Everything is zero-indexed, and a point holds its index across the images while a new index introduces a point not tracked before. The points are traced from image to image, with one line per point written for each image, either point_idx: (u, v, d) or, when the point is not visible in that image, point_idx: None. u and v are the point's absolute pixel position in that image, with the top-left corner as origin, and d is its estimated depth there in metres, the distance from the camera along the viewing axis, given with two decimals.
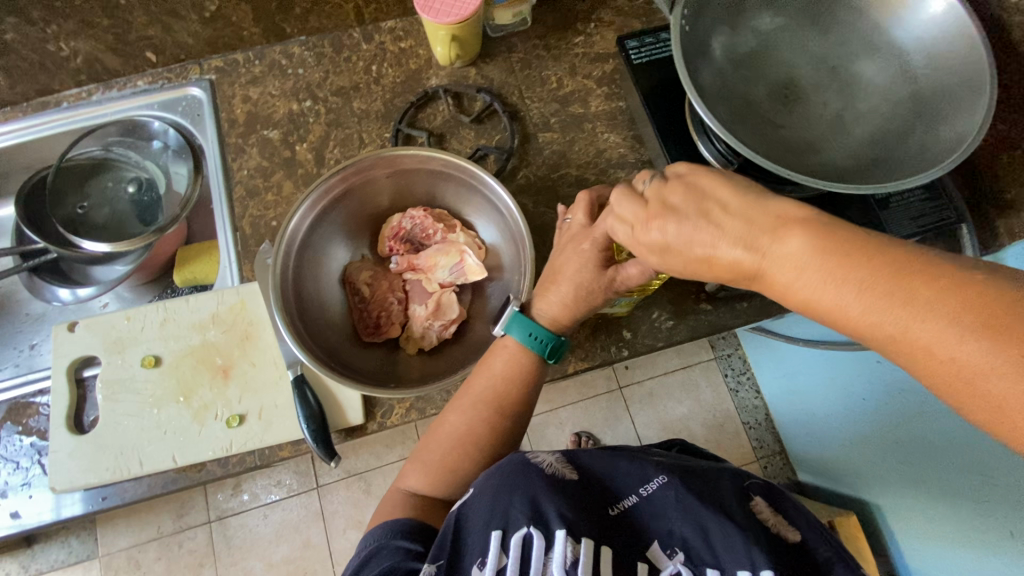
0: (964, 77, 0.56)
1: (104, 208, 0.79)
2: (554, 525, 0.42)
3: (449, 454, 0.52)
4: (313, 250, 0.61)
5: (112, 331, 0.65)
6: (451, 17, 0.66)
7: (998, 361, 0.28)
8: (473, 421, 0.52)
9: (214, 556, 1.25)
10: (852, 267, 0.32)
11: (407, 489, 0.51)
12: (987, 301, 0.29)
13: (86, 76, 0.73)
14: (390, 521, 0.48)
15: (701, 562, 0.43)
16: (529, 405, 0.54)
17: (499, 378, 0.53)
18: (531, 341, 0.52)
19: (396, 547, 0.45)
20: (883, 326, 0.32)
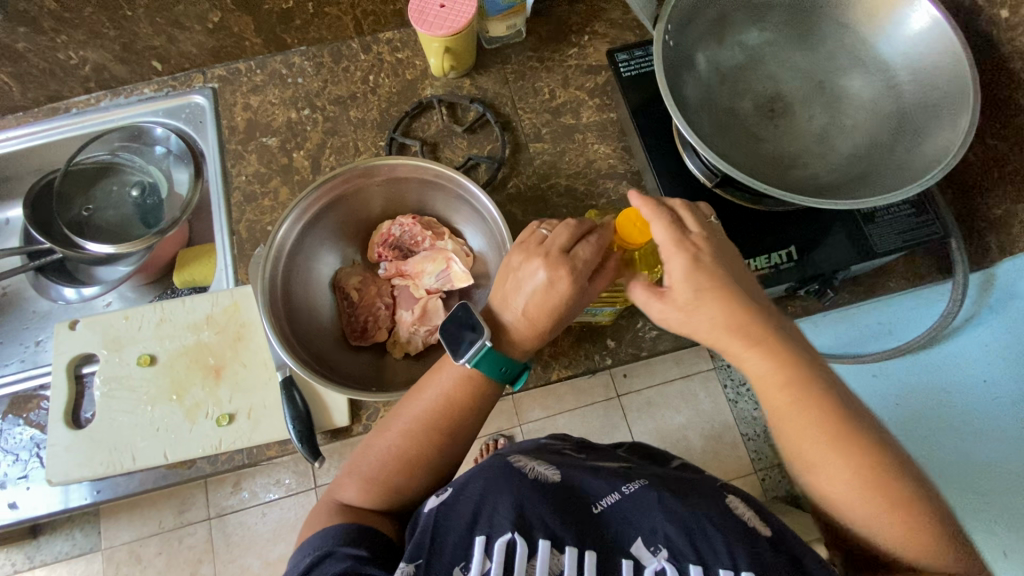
0: (948, 93, 0.56)
1: (109, 211, 0.82)
2: (540, 535, 0.43)
3: (391, 474, 0.50)
4: (304, 255, 0.63)
5: (110, 329, 0.67)
6: (443, 30, 0.67)
7: (863, 493, 0.41)
8: (419, 435, 0.51)
9: (213, 552, 1.28)
10: (802, 392, 0.43)
11: (343, 501, 0.50)
12: (876, 456, 0.41)
13: (94, 83, 0.76)
14: (330, 527, 0.46)
15: (684, 558, 0.43)
16: (479, 419, 0.52)
17: (451, 403, 0.51)
18: (498, 374, 0.50)
19: (346, 554, 0.43)
20: (809, 438, 0.42)
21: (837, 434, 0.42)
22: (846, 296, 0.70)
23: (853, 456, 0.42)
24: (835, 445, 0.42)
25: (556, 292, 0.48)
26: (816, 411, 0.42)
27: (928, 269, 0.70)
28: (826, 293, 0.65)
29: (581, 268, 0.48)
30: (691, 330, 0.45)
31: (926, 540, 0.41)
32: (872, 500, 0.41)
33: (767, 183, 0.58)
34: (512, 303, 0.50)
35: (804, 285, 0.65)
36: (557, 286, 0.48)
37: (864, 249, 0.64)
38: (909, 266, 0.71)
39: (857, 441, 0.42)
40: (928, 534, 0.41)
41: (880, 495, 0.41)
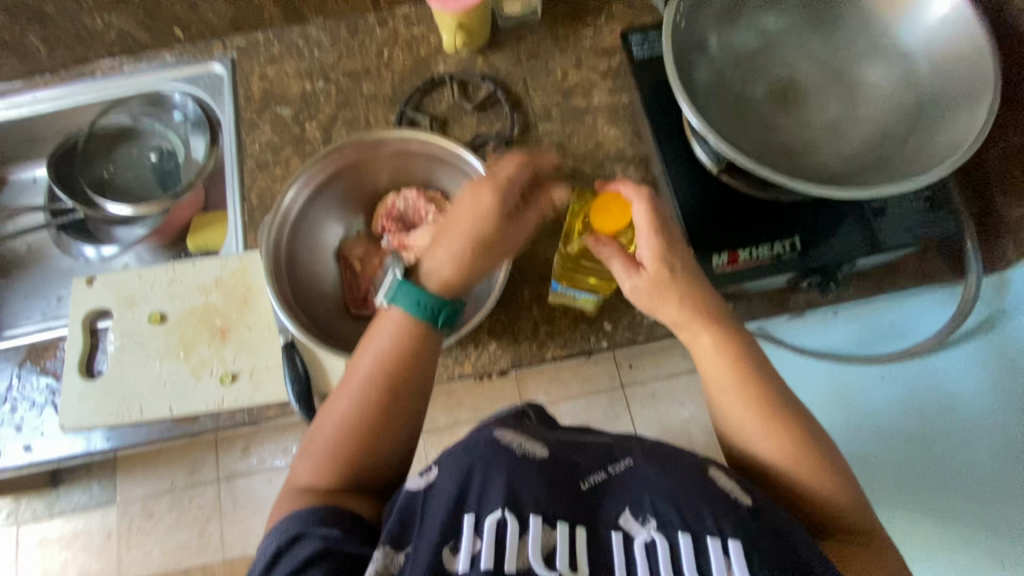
0: (967, 82, 0.54)
1: (128, 173, 0.86)
2: (529, 510, 0.43)
3: (342, 445, 0.49)
4: (309, 223, 0.65)
5: (125, 287, 0.69)
6: (456, 5, 0.67)
7: (791, 459, 0.48)
8: (358, 401, 0.50)
9: (221, 513, 1.32)
10: (734, 368, 0.51)
11: (299, 485, 0.48)
12: (798, 427, 0.49)
13: (118, 49, 0.79)
14: (300, 511, 0.45)
15: (672, 527, 0.43)
16: (425, 372, 0.52)
17: (388, 356, 0.51)
18: (416, 309, 0.52)
19: (321, 535, 0.43)
20: (743, 410, 0.50)
21: (766, 411, 0.50)
22: (852, 291, 0.68)
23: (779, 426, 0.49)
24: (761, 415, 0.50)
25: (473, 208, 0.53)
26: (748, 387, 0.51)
27: (941, 267, 0.68)
28: (828, 287, 0.63)
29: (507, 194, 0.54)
30: (658, 312, 0.54)
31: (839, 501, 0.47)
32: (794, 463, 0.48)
33: (772, 170, 0.57)
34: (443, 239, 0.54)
35: (806, 276, 0.63)
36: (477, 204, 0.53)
37: (870, 243, 0.62)
38: (919, 263, 0.68)
39: (781, 413, 0.50)
40: (844, 493, 0.48)
41: (803, 462, 0.48)
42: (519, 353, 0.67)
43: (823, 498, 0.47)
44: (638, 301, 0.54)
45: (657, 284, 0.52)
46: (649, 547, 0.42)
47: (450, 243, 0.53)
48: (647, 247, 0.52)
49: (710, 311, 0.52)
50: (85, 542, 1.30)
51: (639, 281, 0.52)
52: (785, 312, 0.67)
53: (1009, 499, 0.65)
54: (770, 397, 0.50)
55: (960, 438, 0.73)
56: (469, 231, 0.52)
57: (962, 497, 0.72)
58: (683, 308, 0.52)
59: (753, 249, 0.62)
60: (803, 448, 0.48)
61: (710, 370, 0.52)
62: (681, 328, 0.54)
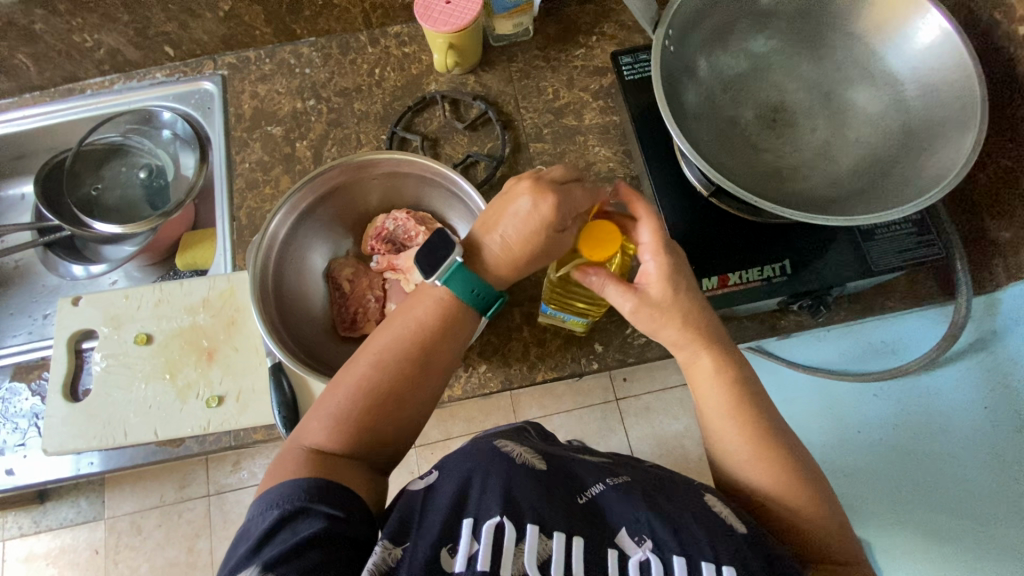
0: (954, 109, 0.54)
1: (117, 191, 0.85)
2: (527, 520, 0.42)
3: (361, 411, 0.47)
4: (298, 245, 0.64)
5: (111, 307, 0.69)
6: (448, 26, 0.67)
7: (778, 485, 0.48)
8: (386, 370, 0.49)
9: (210, 528, 1.31)
10: (726, 389, 0.51)
11: (308, 445, 0.46)
12: (787, 453, 0.49)
13: (109, 66, 0.78)
14: (305, 478, 0.42)
15: (667, 549, 0.42)
16: (455, 354, 0.52)
17: (425, 331, 0.50)
18: (471, 297, 0.50)
19: (320, 513, 0.41)
20: (734, 433, 0.50)
21: (756, 434, 0.50)
22: (844, 313, 0.68)
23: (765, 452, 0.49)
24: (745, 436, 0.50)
25: (540, 220, 0.48)
26: (737, 409, 0.51)
27: (930, 289, 0.68)
28: (819, 309, 0.63)
29: (568, 206, 0.49)
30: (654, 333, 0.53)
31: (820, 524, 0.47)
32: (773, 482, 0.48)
33: (762, 195, 0.57)
34: (495, 225, 0.51)
35: (796, 299, 0.63)
36: (547, 216, 0.48)
37: (862, 266, 0.62)
38: (909, 285, 0.69)
39: (772, 439, 0.49)
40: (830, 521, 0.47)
41: (790, 489, 0.48)
42: (509, 376, 0.66)
43: (806, 523, 0.47)
44: (640, 322, 0.53)
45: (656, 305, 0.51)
46: (644, 565, 0.41)
47: (505, 242, 0.50)
48: (650, 265, 0.51)
49: (708, 331, 0.52)
50: (72, 559, 1.29)
51: (643, 302, 0.51)
52: (776, 334, 0.67)
53: (1001, 520, 0.65)
54: (762, 422, 0.50)
55: (952, 458, 0.73)
56: (528, 240, 0.49)
57: (954, 516, 0.71)
58: (682, 331, 0.52)
59: (743, 272, 0.62)
60: (788, 470, 0.48)
61: (701, 389, 0.52)
62: (679, 350, 0.53)
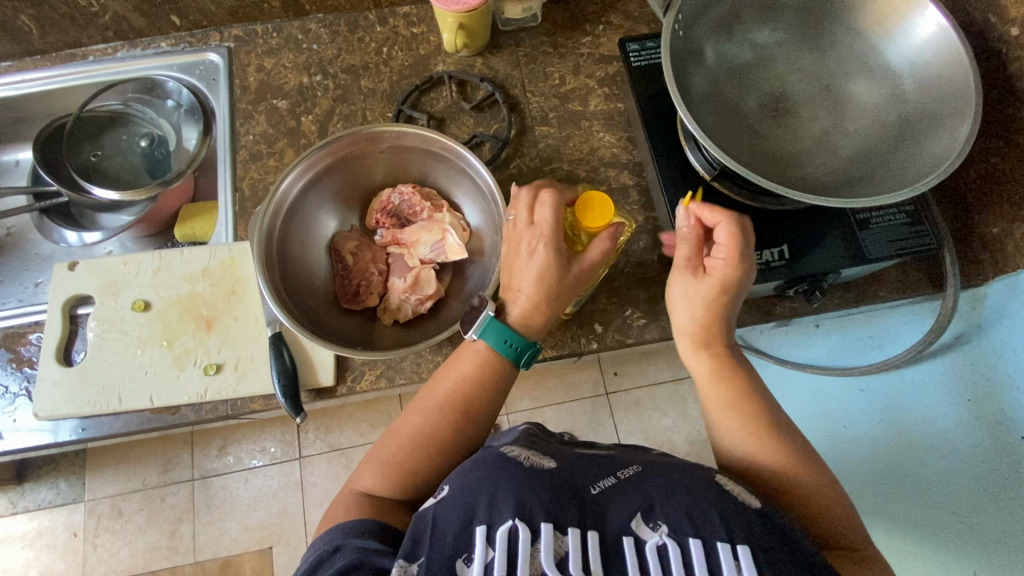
0: (950, 102, 0.56)
1: (117, 159, 0.84)
2: (540, 519, 0.42)
3: (408, 456, 0.52)
4: (303, 214, 0.64)
5: (108, 273, 0.68)
6: (459, 6, 0.68)
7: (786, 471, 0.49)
8: (436, 422, 0.53)
9: (194, 513, 1.29)
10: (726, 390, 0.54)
11: (362, 491, 0.51)
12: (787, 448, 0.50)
13: (113, 33, 0.78)
14: (349, 522, 0.47)
15: (681, 531, 0.43)
16: (497, 407, 0.55)
17: (465, 383, 0.54)
18: (506, 348, 0.54)
19: (356, 547, 0.44)
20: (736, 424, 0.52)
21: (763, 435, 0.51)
22: (837, 303, 0.70)
23: (774, 439, 0.51)
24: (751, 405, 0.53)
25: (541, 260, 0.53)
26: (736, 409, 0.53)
27: (920, 281, 0.70)
28: (814, 295, 0.65)
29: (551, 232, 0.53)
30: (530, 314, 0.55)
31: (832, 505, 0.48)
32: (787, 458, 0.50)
33: (764, 178, 0.59)
34: (512, 284, 0.55)
35: (792, 285, 0.65)
36: (546, 253, 0.53)
37: (856, 255, 0.64)
38: (901, 277, 0.70)
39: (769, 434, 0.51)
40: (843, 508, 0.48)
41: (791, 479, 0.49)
42: None
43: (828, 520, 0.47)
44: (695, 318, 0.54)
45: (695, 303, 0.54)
46: (661, 551, 0.41)
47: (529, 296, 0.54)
48: (716, 261, 0.53)
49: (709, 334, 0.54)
50: (49, 542, 1.26)
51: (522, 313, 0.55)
52: (771, 320, 0.68)
53: (978, 509, 0.67)
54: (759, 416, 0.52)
55: (934, 450, 0.75)
56: (541, 284, 0.53)
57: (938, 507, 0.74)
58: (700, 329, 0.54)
59: None
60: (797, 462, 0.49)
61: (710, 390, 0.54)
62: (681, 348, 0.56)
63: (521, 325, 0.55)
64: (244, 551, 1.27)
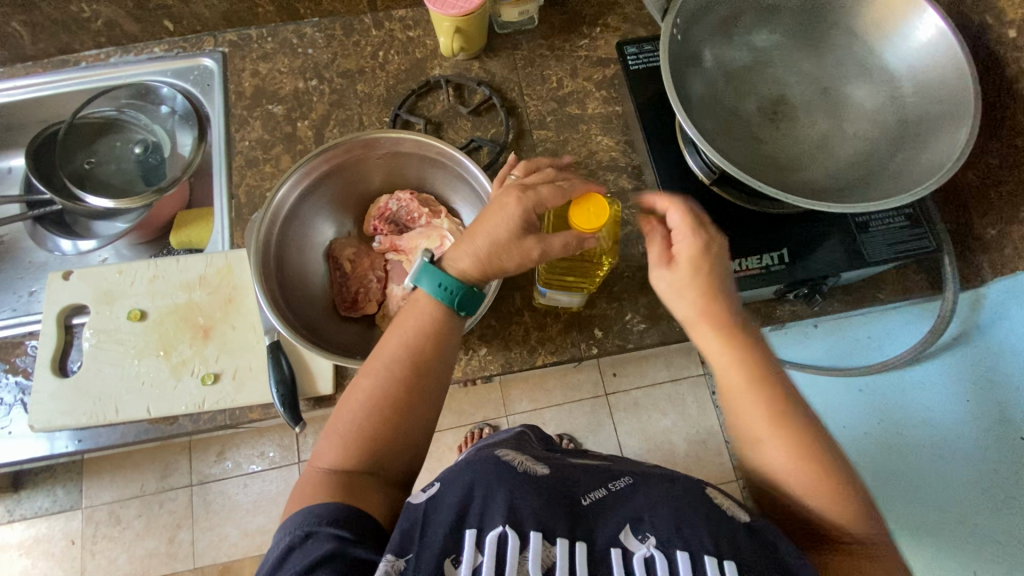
0: (948, 105, 0.56)
1: (111, 166, 0.83)
2: (530, 527, 0.42)
3: (364, 422, 0.48)
4: (300, 221, 0.64)
5: (103, 282, 0.67)
6: (455, 10, 0.67)
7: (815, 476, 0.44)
8: (386, 382, 0.49)
9: (192, 519, 1.28)
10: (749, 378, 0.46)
11: (323, 468, 0.47)
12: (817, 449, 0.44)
13: (105, 39, 0.77)
14: (313, 506, 0.43)
15: (672, 545, 0.42)
16: (447, 357, 0.52)
17: (415, 334, 0.51)
18: (439, 291, 0.51)
19: (329, 534, 0.41)
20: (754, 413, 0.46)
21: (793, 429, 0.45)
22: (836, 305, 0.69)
23: (791, 429, 0.45)
24: (760, 384, 0.46)
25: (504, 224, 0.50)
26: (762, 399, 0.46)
27: (919, 283, 0.70)
28: (814, 299, 0.65)
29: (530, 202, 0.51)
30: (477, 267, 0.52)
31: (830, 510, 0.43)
32: (789, 452, 0.45)
33: (763, 183, 0.59)
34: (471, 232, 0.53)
35: (792, 289, 0.65)
36: (514, 224, 0.51)
37: (857, 258, 0.64)
38: (900, 279, 0.70)
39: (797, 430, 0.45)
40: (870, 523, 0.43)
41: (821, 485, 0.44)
42: (509, 360, 0.66)
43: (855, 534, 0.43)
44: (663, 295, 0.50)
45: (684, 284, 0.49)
46: (649, 563, 0.41)
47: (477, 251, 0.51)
48: (682, 245, 0.49)
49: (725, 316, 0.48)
50: (47, 549, 1.25)
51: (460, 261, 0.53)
52: (771, 323, 0.68)
53: (977, 510, 0.68)
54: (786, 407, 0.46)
55: (933, 451, 0.75)
56: (493, 241, 0.51)
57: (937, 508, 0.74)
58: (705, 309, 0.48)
59: (742, 260, 0.64)
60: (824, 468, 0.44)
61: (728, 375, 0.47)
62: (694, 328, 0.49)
63: (458, 272, 0.52)
64: (244, 557, 1.27)
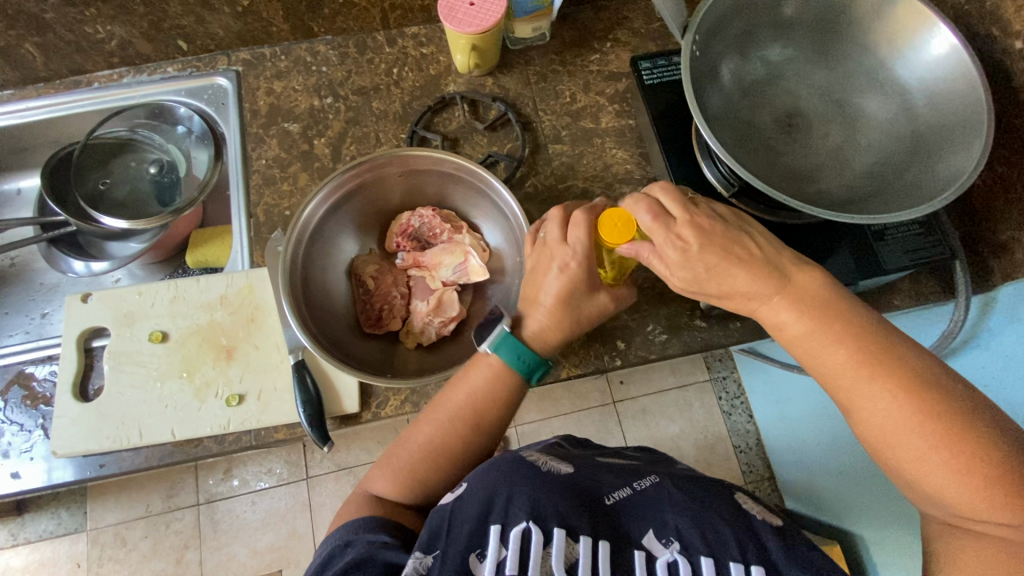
0: (961, 117, 0.58)
1: (125, 186, 0.83)
2: (553, 524, 0.43)
3: (419, 464, 0.51)
4: (323, 240, 0.64)
5: (123, 304, 0.67)
6: (472, 28, 0.68)
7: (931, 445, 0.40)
8: (447, 435, 0.52)
9: (200, 539, 1.27)
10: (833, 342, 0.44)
11: (372, 493, 0.51)
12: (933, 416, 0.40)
13: (119, 59, 0.77)
14: (356, 519, 0.47)
15: (695, 550, 0.44)
16: (505, 424, 0.54)
17: (475, 395, 0.53)
18: (517, 363, 0.52)
19: (366, 542, 0.45)
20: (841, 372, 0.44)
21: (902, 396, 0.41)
22: None
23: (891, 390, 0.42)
24: (880, 376, 0.42)
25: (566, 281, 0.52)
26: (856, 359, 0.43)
27: (933, 289, 0.71)
28: None
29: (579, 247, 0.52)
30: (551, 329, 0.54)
31: (1000, 520, 0.38)
32: (930, 454, 0.40)
33: (784, 194, 0.60)
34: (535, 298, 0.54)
35: None
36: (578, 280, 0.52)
37: (875, 265, 0.65)
38: (914, 284, 0.71)
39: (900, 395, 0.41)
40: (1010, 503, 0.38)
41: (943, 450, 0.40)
42: None
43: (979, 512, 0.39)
44: (688, 282, 0.49)
45: (690, 260, 0.47)
46: (671, 566, 0.42)
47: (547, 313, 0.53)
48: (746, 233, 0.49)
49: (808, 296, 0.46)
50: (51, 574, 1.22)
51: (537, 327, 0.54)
52: None
53: None
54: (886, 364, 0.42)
55: None
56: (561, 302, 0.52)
57: None
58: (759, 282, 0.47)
59: None
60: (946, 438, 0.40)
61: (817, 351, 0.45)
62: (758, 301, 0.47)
63: (537, 342, 0.53)
64: None
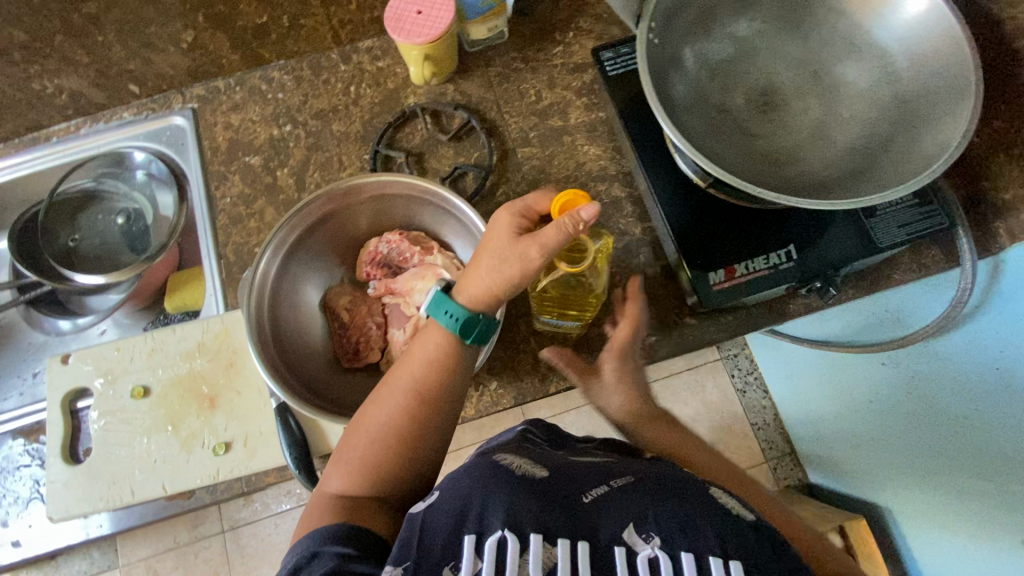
0: (946, 78, 0.53)
1: (95, 240, 0.82)
2: (530, 529, 0.38)
3: (374, 451, 0.48)
4: (291, 278, 0.62)
5: (103, 361, 0.66)
6: (421, 38, 0.65)
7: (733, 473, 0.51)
8: (397, 412, 0.49)
9: (229, 564, 1.29)
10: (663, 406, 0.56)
11: (332, 493, 0.47)
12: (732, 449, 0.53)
13: (73, 111, 0.76)
14: (323, 527, 0.43)
15: (677, 545, 0.38)
16: (458, 397, 0.52)
17: (426, 364, 0.51)
18: (449, 320, 0.51)
19: (332, 554, 0.40)
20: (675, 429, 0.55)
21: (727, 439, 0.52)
22: (849, 292, 0.67)
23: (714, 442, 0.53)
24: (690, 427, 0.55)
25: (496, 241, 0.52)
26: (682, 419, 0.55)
27: (934, 259, 0.67)
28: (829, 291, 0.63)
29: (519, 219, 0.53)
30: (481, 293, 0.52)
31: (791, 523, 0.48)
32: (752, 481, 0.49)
33: (760, 182, 0.56)
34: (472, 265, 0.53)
35: (805, 284, 0.63)
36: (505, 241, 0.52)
37: (866, 244, 0.61)
38: (915, 256, 0.68)
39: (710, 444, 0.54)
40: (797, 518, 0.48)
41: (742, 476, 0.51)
42: (521, 391, 0.65)
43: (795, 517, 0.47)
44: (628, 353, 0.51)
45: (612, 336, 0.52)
46: (654, 563, 0.37)
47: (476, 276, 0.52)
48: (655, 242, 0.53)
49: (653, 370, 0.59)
50: None
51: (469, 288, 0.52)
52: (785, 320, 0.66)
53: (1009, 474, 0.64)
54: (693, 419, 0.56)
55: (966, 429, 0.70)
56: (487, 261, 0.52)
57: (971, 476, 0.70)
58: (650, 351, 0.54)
59: (750, 261, 0.61)
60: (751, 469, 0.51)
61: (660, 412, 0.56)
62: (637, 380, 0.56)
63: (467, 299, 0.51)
64: None
